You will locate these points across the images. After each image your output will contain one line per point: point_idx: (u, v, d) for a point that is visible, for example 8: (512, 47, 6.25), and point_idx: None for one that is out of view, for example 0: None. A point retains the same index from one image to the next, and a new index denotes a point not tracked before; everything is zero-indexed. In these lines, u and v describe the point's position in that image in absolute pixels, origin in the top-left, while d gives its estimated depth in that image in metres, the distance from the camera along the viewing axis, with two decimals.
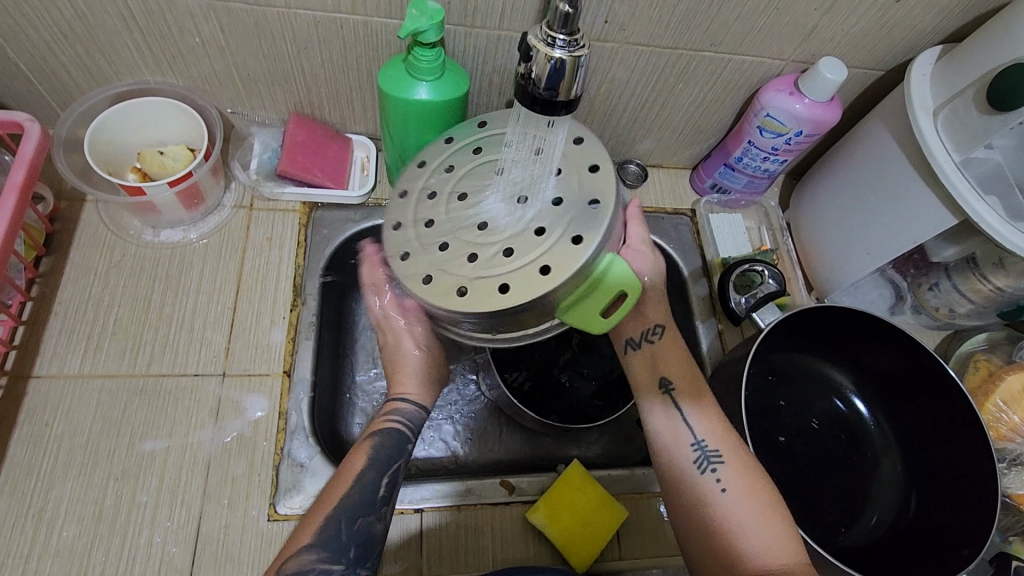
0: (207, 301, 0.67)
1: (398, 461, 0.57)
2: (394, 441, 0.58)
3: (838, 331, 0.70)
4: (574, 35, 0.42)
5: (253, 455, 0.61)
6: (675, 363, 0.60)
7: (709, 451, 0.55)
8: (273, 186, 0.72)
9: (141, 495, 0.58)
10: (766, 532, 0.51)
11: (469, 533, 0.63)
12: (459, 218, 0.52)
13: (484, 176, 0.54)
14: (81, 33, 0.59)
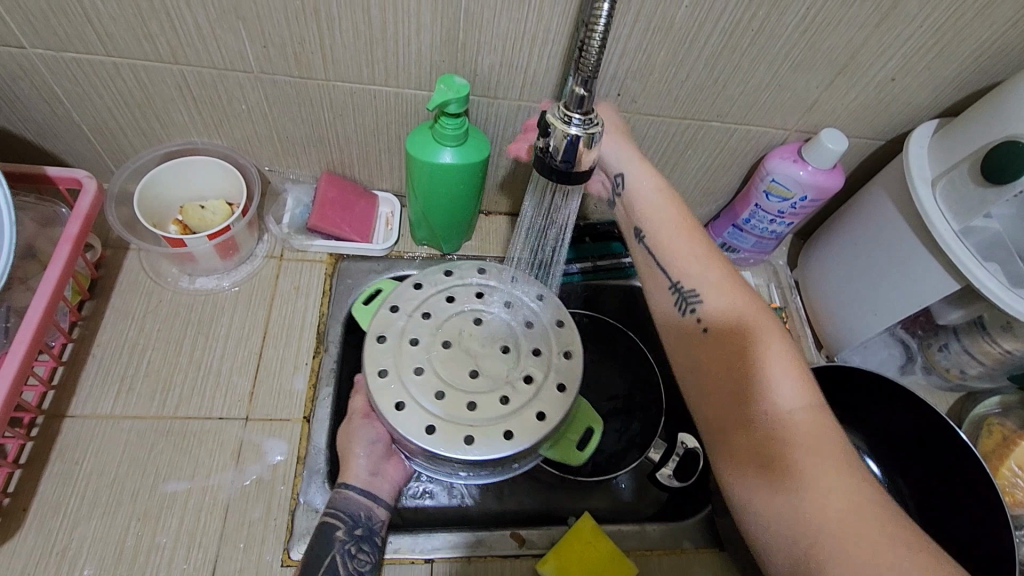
0: (236, 347, 0.70)
1: (329, 554, 0.58)
2: (325, 537, 0.58)
3: (845, 390, 0.71)
4: (589, 114, 0.46)
5: (270, 500, 0.62)
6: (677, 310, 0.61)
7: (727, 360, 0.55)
8: (303, 238, 0.76)
9: (160, 536, 0.59)
10: (790, 387, 0.51)
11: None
12: (449, 371, 0.63)
13: (461, 327, 0.66)
14: (140, 99, 0.65)
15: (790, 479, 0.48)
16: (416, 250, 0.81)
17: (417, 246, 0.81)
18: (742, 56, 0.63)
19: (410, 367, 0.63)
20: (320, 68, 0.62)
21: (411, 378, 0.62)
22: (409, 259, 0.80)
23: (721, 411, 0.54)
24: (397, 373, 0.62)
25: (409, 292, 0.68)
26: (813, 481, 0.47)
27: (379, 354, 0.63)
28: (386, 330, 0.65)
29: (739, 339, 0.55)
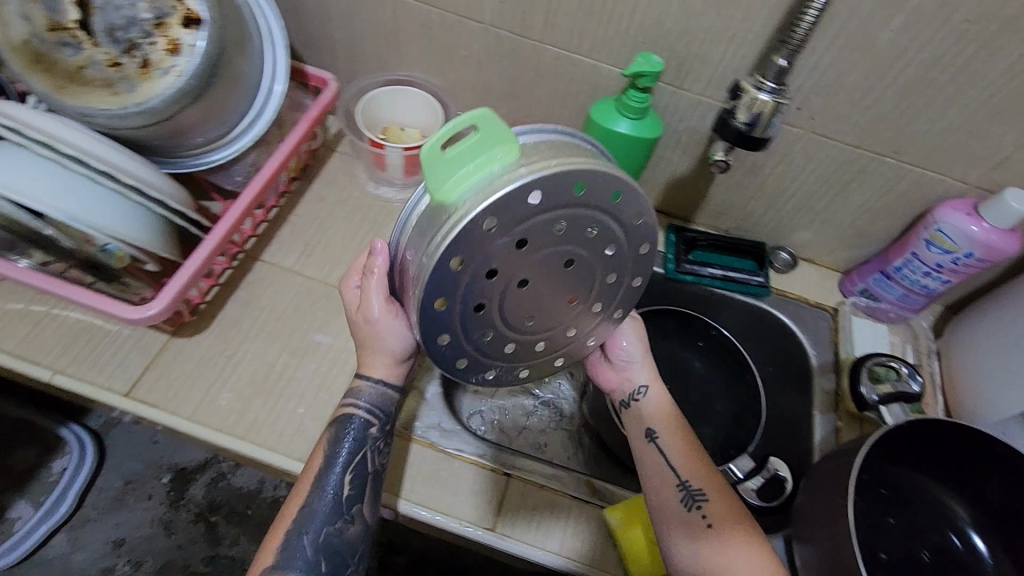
0: None
1: (364, 449, 0.60)
2: (357, 425, 0.60)
3: (949, 450, 0.67)
4: (781, 86, 0.52)
5: None
6: (660, 413, 0.65)
7: (693, 490, 0.59)
8: None
9: (300, 373, 0.70)
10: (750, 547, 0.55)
11: (530, 500, 0.66)
12: (506, 304, 0.48)
13: (546, 259, 0.46)
14: (389, 29, 0.80)
15: (733, 550, 0.55)
16: None
17: None
18: (937, 92, 0.64)
19: (468, 301, 0.46)
20: (538, 30, 0.73)
21: (469, 302, 0.46)
22: None
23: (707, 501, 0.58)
24: (453, 291, 0.45)
25: (518, 205, 0.42)
26: (745, 551, 0.55)
27: (445, 279, 0.43)
28: (472, 223, 0.41)
29: (696, 448, 0.63)
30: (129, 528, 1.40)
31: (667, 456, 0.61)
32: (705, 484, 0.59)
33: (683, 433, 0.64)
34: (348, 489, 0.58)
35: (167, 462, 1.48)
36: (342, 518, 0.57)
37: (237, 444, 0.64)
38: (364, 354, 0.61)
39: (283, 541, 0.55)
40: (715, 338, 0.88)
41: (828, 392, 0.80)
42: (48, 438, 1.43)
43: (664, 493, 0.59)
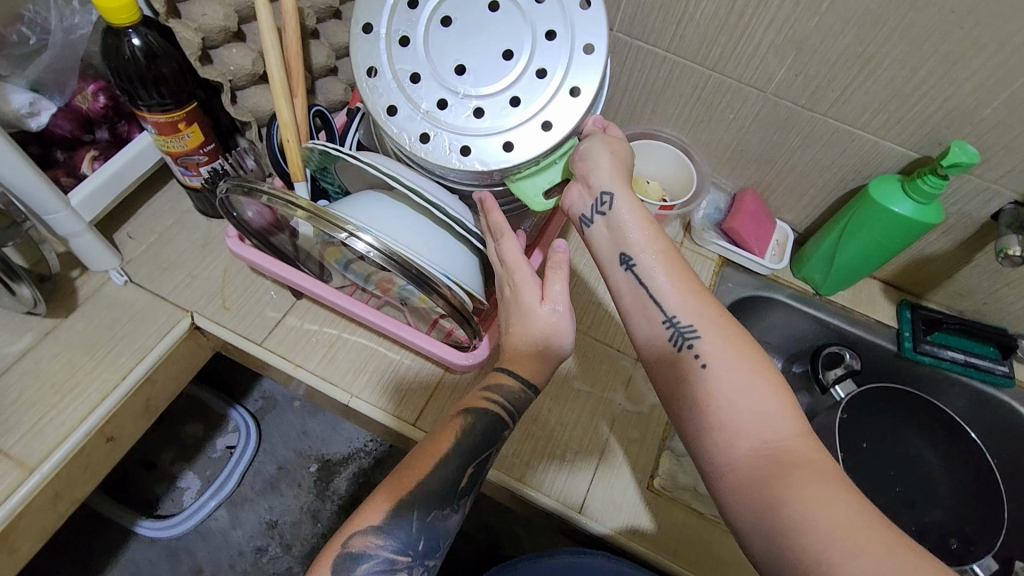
0: None
1: (490, 448, 0.63)
2: (495, 424, 0.63)
3: None
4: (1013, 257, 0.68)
5: (646, 431, 0.74)
6: (682, 280, 0.58)
7: (683, 328, 0.56)
8: (708, 236, 0.89)
9: (563, 418, 0.74)
10: (767, 403, 0.51)
11: (665, 519, 0.69)
12: (424, 43, 0.60)
13: (491, 34, 0.60)
14: (655, 87, 0.81)
15: (809, 491, 0.45)
16: (791, 281, 0.90)
17: (793, 278, 0.90)
18: None
19: (408, 71, 0.60)
20: (827, 103, 0.72)
21: (404, 73, 0.60)
22: (784, 286, 0.89)
23: (693, 407, 0.53)
24: (386, 74, 0.61)
25: None
26: (816, 484, 0.46)
27: (365, 40, 0.61)
28: (353, 18, 0.62)
29: (736, 330, 0.55)
30: (283, 512, 1.42)
31: (711, 362, 0.53)
32: (753, 379, 0.52)
33: (735, 335, 0.55)
34: (461, 480, 0.61)
35: (314, 452, 1.49)
36: (448, 504, 0.60)
37: (519, 486, 0.69)
38: (513, 328, 0.62)
39: (393, 508, 0.58)
40: (950, 425, 0.84)
41: None
42: (211, 415, 1.47)
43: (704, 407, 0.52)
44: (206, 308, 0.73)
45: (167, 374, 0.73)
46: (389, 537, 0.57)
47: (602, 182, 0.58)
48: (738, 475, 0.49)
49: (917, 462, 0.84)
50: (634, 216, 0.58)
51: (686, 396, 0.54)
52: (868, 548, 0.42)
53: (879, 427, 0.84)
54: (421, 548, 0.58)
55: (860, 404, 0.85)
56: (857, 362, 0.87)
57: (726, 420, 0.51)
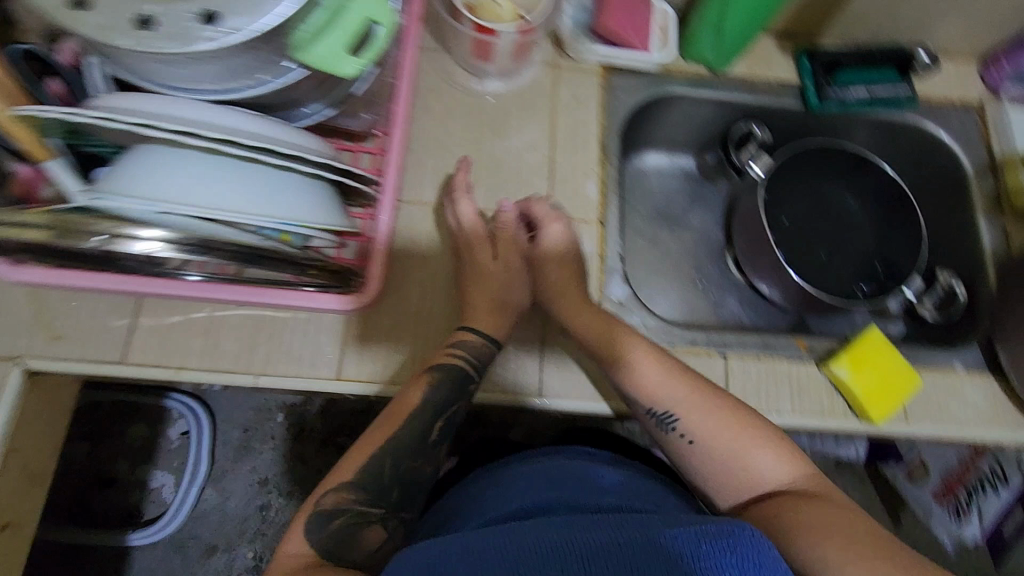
0: (529, 150, 0.73)
1: (456, 404, 0.61)
2: (453, 378, 0.61)
3: None
4: None
5: (580, 289, 0.69)
6: (661, 388, 0.61)
7: (663, 414, 0.60)
8: (582, 45, 0.76)
9: None
10: (769, 462, 0.57)
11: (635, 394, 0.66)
12: None
13: None
14: None
15: (804, 531, 0.51)
16: (685, 67, 0.80)
17: (686, 63, 0.80)
18: None
19: None
20: None
21: None
22: (678, 76, 0.80)
23: (720, 444, 0.58)
24: None
25: None
26: (824, 510, 0.52)
27: None
28: None
29: (735, 410, 0.59)
30: None
31: (709, 424, 0.59)
32: (734, 442, 0.58)
33: (723, 404, 0.60)
34: (433, 435, 0.60)
35: None
36: (422, 457, 0.60)
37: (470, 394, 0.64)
38: (472, 303, 0.65)
39: (366, 462, 0.58)
40: (864, 165, 0.82)
41: (989, 195, 0.79)
42: None
43: (714, 478, 0.58)
44: (31, 347, 0.59)
45: (32, 434, 0.61)
46: (361, 490, 0.56)
47: (559, 243, 0.68)
48: (755, 510, 0.55)
49: (835, 214, 0.85)
50: (586, 330, 0.64)
51: (702, 476, 0.59)
52: (855, 554, 0.48)
53: (790, 197, 0.84)
54: (392, 501, 0.58)
55: (775, 175, 0.83)
56: (764, 132, 0.82)
57: (728, 484, 0.58)
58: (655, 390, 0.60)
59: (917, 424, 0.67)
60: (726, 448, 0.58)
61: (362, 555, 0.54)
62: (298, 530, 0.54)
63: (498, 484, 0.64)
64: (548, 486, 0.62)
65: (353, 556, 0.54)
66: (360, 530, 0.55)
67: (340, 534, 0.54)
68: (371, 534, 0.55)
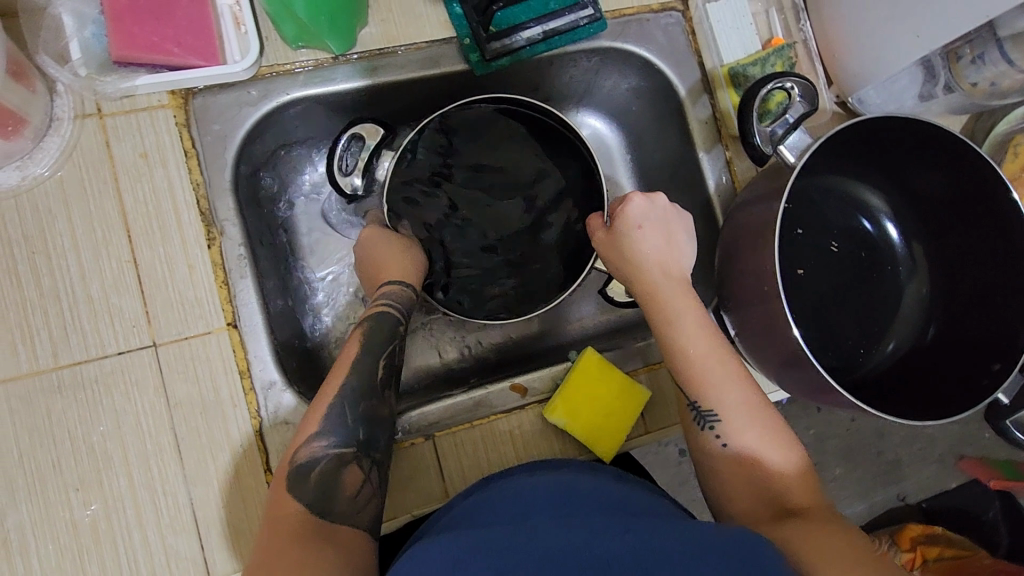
0: (95, 259, 0.52)
1: (391, 343, 0.56)
2: (386, 326, 0.56)
3: (847, 146, 0.57)
4: None
5: (226, 427, 0.53)
6: (727, 379, 0.51)
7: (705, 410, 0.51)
8: (117, 79, 0.52)
9: (113, 498, 0.50)
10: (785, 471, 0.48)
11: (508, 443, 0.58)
12: None
13: None
14: None
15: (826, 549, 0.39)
16: (297, 58, 0.58)
17: (296, 52, 0.58)
18: None
19: None
20: None
21: None
22: (290, 73, 0.58)
23: (742, 436, 0.49)
24: None
25: None
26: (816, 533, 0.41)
27: None
28: None
29: (772, 416, 0.51)
30: None
31: (736, 422, 0.50)
32: (771, 452, 0.49)
33: (760, 411, 0.51)
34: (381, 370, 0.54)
35: None
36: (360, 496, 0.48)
37: None
38: (380, 258, 0.59)
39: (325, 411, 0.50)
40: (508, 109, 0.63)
41: (707, 124, 0.66)
42: None
43: (721, 484, 0.50)
44: None
45: None
46: (333, 433, 0.49)
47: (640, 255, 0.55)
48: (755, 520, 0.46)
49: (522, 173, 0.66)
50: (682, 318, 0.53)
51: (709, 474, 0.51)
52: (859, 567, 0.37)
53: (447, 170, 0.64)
54: (363, 438, 0.51)
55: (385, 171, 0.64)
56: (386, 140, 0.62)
57: (746, 490, 0.48)
58: (705, 387, 0.51)
59: (659, 429, 0.61)
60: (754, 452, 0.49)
61: (347, 502, 0.47)
62: (279, 494, 0.46)
63: (497, 501, 0.48)
64: (564, 494, 0.47)
65: (333, 505, 0.46)
66: (340, 471, 0.48)
67: (321, 482, 0.47)
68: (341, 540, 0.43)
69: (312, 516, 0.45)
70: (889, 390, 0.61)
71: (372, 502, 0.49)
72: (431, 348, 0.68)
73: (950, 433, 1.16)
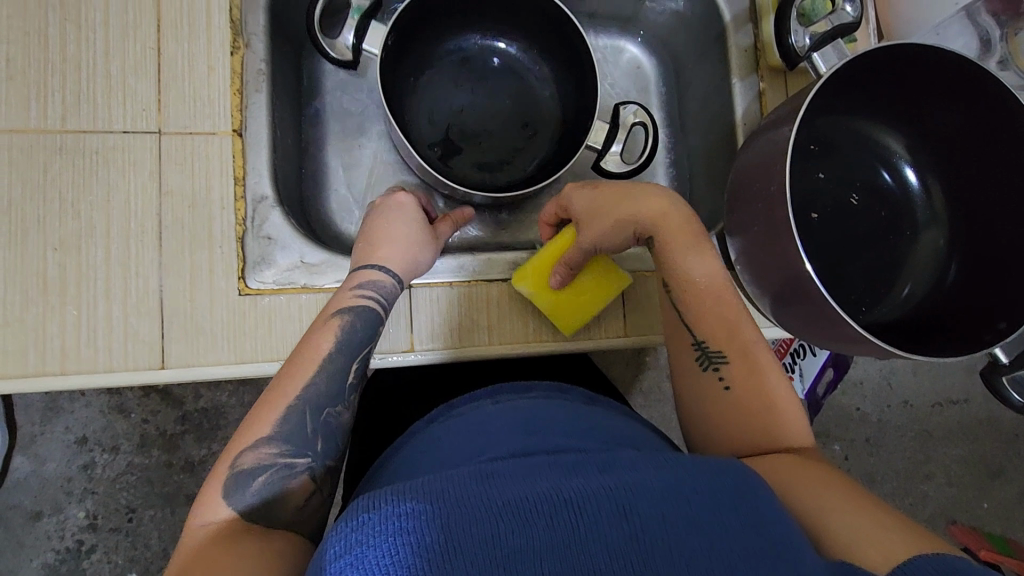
0: (122, 39, 0.53)
1: (371, 344, 0.52)
2: (367, 324, 0.51)
3: (880, 77, 0.55)
4: None
5: (211, 228, 0.53)
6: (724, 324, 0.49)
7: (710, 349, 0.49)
8: None
9: (88, 267, 0.51)
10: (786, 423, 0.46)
11: (484, 312, 0.57)
12: None
13: None
14: None
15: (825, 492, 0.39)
16: None
17: None
18: None
19: None
20: None
21: None
22: None
23: (740, 379, 0.47)
24: None
25: None
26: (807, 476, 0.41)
27: None
28: None
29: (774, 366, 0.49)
30: None
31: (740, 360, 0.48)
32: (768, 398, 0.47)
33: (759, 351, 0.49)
34: (350, 379, 0.50)
35: None
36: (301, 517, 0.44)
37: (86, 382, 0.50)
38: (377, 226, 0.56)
39: (281, 416, 0.46)
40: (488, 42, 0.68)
41: (745, 51, 0.65)
42: None
43: (706, 404, 0.48)
44: None
45: None
46: (285, 441, 0.46)
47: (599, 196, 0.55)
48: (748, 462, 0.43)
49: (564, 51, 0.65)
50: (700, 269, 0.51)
51: (689, 393, 0.49)
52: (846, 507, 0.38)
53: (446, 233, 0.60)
54: (319, 449, 0.47)
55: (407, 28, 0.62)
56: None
57: (744, 425, 0.46)
58: (710, 325, 0.49)
59: (638, 335, 0.59)
60: (750, 398, 0.47)
61: (290, 512, 0.44)
62: (212, 491, 0.43)
63: (454, 425, 0.47)
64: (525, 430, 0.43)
65: (274, 513, 0.43)
66: (285, 480, 0.44)
67: (262, 488, 0.43)
68: (298, 486, 0.44)
69: (241, 519, 0.42)
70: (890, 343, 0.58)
71: (315, 501, 0.45)
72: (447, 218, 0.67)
73: (948, 494, 1.09)
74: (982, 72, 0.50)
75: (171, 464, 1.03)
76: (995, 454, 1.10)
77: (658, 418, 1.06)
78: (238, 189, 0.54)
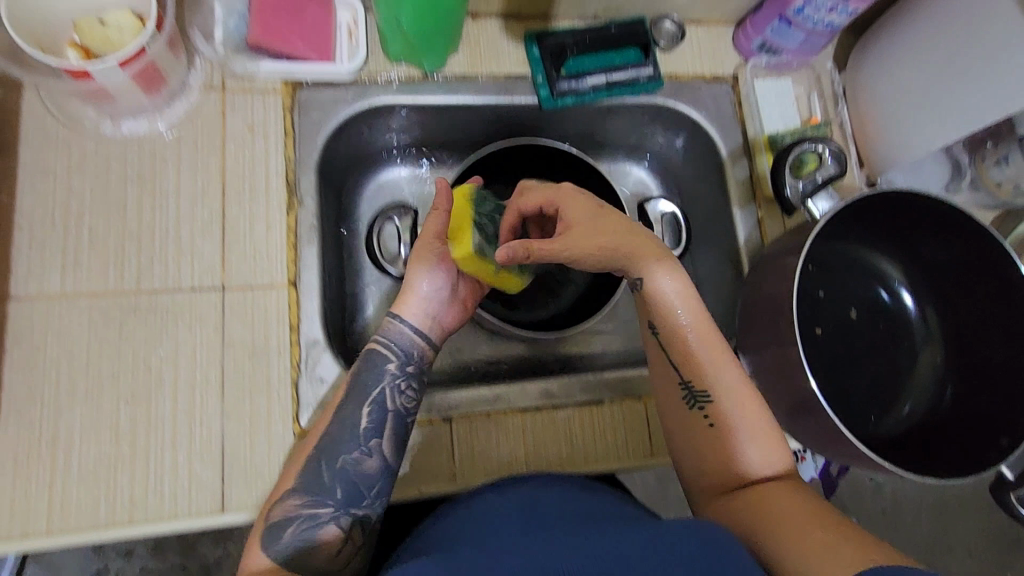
0: (191, 205, 0.59)
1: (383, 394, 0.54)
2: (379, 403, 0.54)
3: (879, 215, 0.62)
4: None
5: (268, 373, 0.57)
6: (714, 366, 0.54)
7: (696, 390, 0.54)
8: (247, 62, 0.62)
9: (155, 418, 0.55)
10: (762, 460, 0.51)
11: (520, 438, 0.61)
12: None
13: None
14: None
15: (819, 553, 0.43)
16: (391, 70, 0.67)
17: (392, 65, 0.67)
18: None
19: None
20: None
21: None
22: (385, 83, 0.67)
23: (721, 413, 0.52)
24: None
25: None
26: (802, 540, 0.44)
27: None
28: None
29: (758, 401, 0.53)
30: None
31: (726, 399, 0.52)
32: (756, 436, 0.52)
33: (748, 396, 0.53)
34: (365, 425, 0.53)
35: None
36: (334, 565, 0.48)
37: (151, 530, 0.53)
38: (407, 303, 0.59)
39: (303, 468, 0.51)
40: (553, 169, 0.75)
41: (742, 184, 0.72)
42: None
43: (701, 455, 0.53)
44: None
45: None
46: (308, 492, 0.50)
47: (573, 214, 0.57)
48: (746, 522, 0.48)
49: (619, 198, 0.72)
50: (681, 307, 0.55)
51: (688, 450, 0.54)
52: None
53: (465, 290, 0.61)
54: (342, 523, 0.51)
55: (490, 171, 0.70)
56: (408, 214, 0.73)
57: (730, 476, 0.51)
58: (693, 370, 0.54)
59: (664, 455, 0.63)
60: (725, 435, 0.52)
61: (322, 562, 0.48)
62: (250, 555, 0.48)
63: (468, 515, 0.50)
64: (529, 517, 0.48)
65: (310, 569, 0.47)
66: (314, 532, 0.49)
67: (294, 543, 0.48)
68: (325, 539, 0.49)
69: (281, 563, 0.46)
70: (898, 458, 0.62)
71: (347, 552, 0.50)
72: (478, 341, 0.72)
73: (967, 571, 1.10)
74: (965, 218, 0.57)
75: (186, 567, 1.03)
76: (1010, 527, 1.11)
77: (676, 505, 1.08)
78: (292, 335, 0.59)
